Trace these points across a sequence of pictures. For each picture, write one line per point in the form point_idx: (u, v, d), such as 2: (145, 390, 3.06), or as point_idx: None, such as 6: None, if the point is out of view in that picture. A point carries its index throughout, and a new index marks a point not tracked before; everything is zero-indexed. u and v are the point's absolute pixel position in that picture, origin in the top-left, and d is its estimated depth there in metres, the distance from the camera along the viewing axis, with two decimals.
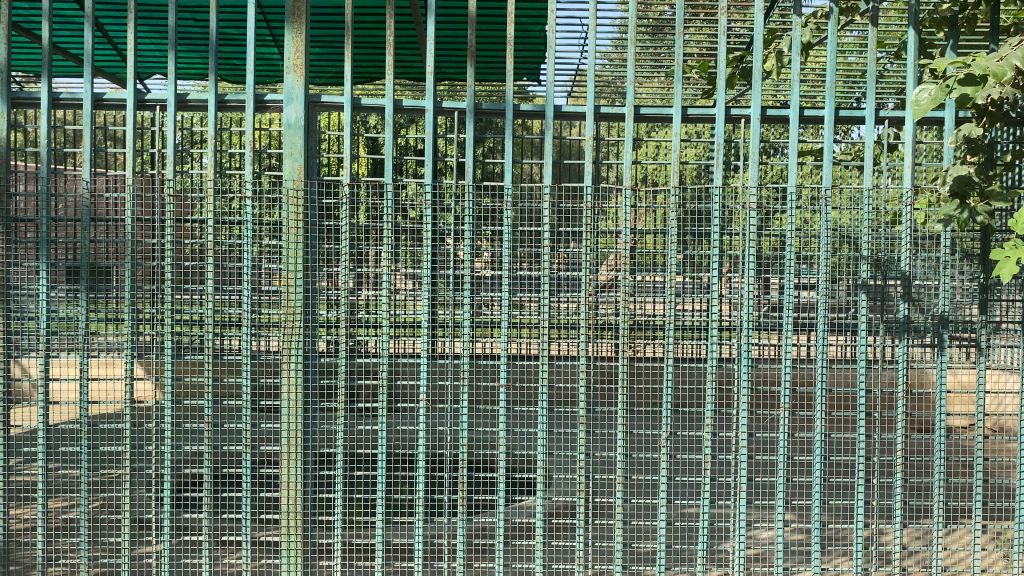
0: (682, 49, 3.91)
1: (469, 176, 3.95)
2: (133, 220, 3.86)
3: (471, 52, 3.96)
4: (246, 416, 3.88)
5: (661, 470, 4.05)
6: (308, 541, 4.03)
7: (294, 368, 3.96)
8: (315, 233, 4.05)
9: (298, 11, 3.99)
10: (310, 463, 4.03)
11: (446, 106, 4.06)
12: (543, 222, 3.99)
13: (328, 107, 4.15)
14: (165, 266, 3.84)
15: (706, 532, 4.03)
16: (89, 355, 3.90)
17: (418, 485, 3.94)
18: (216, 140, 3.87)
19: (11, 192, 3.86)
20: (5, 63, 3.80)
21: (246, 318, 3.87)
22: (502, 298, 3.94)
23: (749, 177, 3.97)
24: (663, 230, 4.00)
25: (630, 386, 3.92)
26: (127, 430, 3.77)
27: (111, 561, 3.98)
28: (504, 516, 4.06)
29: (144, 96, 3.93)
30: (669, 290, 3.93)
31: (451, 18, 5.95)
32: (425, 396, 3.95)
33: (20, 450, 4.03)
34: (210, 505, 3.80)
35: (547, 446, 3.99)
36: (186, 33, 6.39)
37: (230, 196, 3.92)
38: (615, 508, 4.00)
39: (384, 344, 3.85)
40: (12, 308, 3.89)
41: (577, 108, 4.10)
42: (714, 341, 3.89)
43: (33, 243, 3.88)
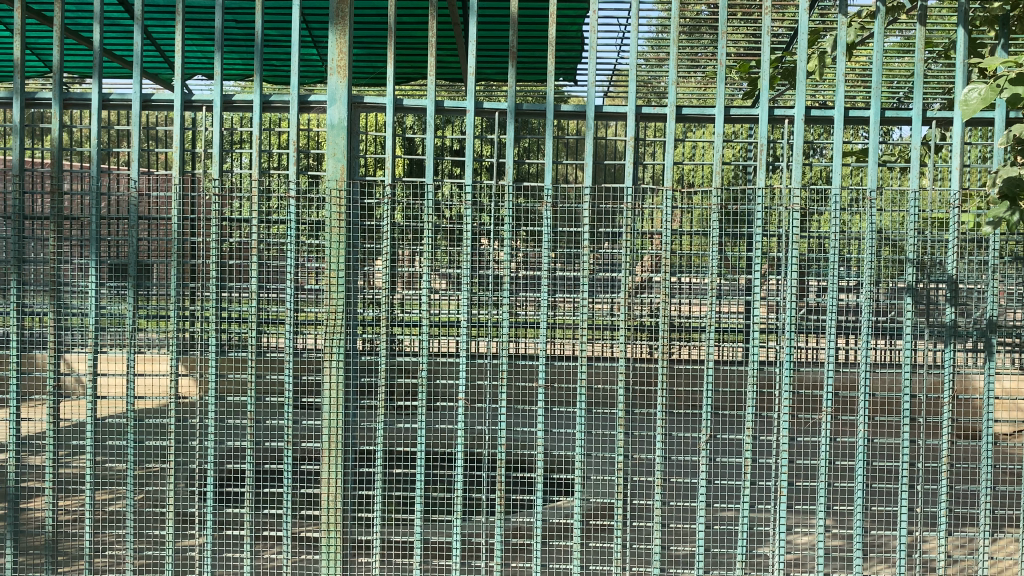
0: (725, 49, 3.82)
1: (510, 175, 3.93)
2: (180, 218, 3.94)
3: (511, 53, 3.88)
4: (288, 413, 3.91)
5: (701, 473, 3.99)
6: (348, 538, 4.06)
7: (336, 366, 3.99)
8: (357, 232, 4.07)
9: (342, 13, 4.03)
10: (351, 460, 4.07)
11: (486, 107, 4.05)
12: (583, 222, 3.97)
13: (370, 107, 4.19)
14: (210, 264, 3.90)
15: (746, 536, 3.98)
16: (135, 352, 3.97)
17: (456, 484, 3.93)
18: (260, 141, 3.90)
19: (62, 190, 3.88)
20: (56, 64, 3.86)
21: (289, 316, 3.92)
22: (541, 298, 3.93)
23: (793, 178, 3.89)
24: (705, 231, 3.95)
25: (669, 388, 3.88)
26: (172, 424, 3.82)
27: (154, 554, 4.03)
28: (541, 516, 4.03)
29: (192, 97, 3.98)
30: (710, 292, 3.88)
31: (493, 19, 5.98)
32: (464, 396, 3.95)
33: (67, 444, 4.09)
34: (252, 500, 3.84)
35: (584, 448, 3.97)
36: (232, 33, 6.47)
37: (274, 195, 3.95)
38: (653, 510, 3.96)
39: (422, 343, 3.87)
40: (62, 304, 3.95)
41: (616, 109, 4.07)
42: (755, 343, 3.84)
43: (83, 242, 3.95)
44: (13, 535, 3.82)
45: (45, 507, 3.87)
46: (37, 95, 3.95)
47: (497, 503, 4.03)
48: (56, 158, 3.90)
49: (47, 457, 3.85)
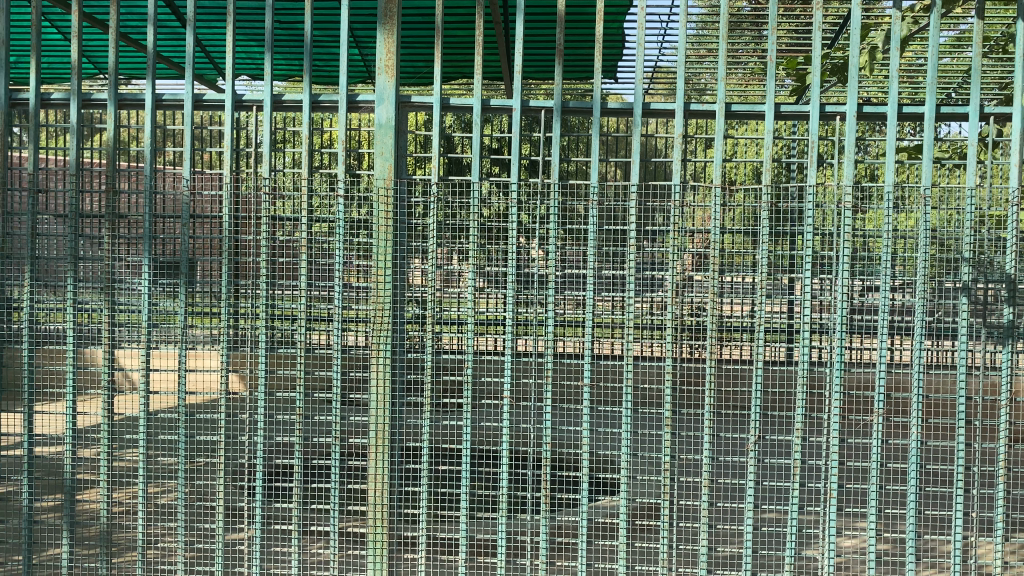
0: (774, 45, 3.77)
1: (556, 173, 3.91)
2: (231, 216, 4.00)
3: (557, 51, 3.85)
4: (336, 409, 3.94)
5: (749, 474, 3.94)
6: (394, 535, 4.09)
7: (382, 363, 4.02)
8: (403, 231, 4.09)
9: (390, 12, 4.05)
10: (397, 456, 4.09)
11: (533, 105, 4.04)
12: (629, 220, 3.94)
13: (418, 106, 4.21)
14: (261, 262, 3.96)
15: (795, 539, 3.92)
16: (187, 347, 4.04)
17: (501, 482, 3.93)
18: (309, 140, 3.94)
19: (118, 188, 3.96)
20: (112, 66, 3.94)
21: (337, 313, 3.95)
22: (587, 296, 3.92)
23: (845, 176, 3.82)
24: (754, 229, 3.89)
25: (717, 387, 3.84)
26: (223, 419, 3.88)
27: (205, 547, 4.09)
28: (587, 515, 4.01)
29: (243, 97, 4.04)
30: (759, 291, 3.82)
31: (540, 17, 5.99)
32: (509, 394, 3.95)
33: (122, 437, 4.17)
34: (300, 495, 3.88)
35: (630, 448, 3.94)
36: (282, 34, 6.55)
37: (323, 194, 3.99)
38: (700, 511, 3.91)
39: (468, 341, 3.88)
40: (117, 301, 4.04)
41: (664, 106, 4.03)
42: (804, 343, 3.78)
43: (138, 240, 4.03)
44: (70, 527, 3.90)
45: (100, 499, 3.95)
46: (93, 96, 4.04)
47: (542, 502, 4.01)
48: (111, 158, 3.97)
49: (102, 451, 3.93)
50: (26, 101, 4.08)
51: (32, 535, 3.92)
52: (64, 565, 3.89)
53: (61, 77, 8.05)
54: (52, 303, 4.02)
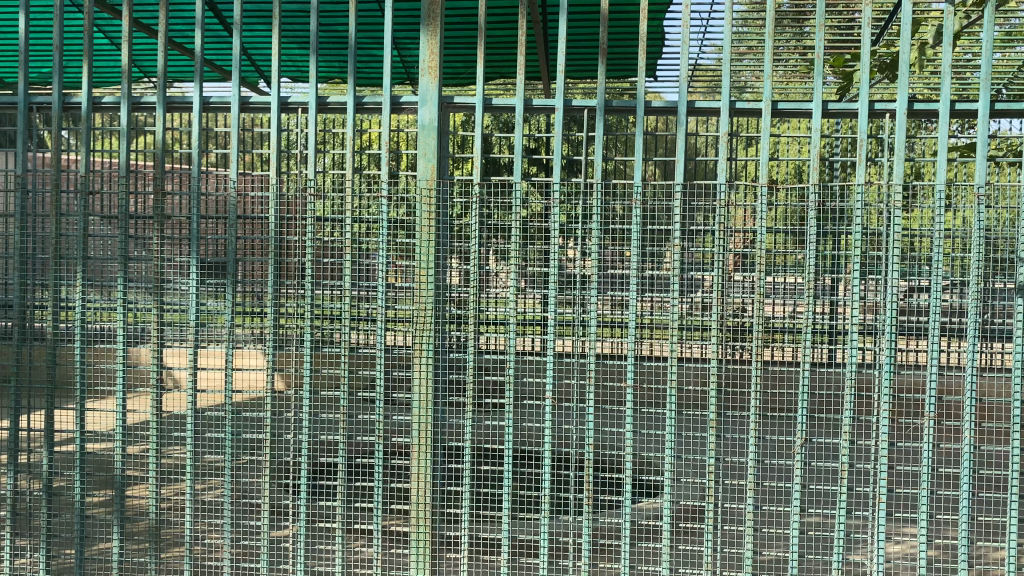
0: (822, 42, 3.70)
1: (599, 173, 3.89)
2: (276, 218, 4.03)
3: (601, 50, 3.82)
4: (379, 407, 3.96)
5: (795, 477, 3.87)
6: (437, 535, 4.10)
7: (425, 362, 4.03)
8: (446, 231, 4.09)
9: (433, 13, 4.06)
10: (440, 456, 4.10)
11: (577, 104, 4.02)
12: (674, 220, 3.90)
13: (460, 107, 4.22)
14: (306, 262, 3.99)
15: (842, 543, 3.85)
16: (233, 347, 4.08)
17: (543, 483, 3.91)
18: (353, 141, 3.96)
19: (166, 190, 4.02)
20: (161, 69, 4.01)
21: (380, 313, 3.97)
22: (630, 297, 3.89)
23: (896, 174, 3.74)
24: (801, 229, 3.83)
25: (763, 389, 3.79)
26: (268, 417, 3.92)
27: (250, 544, 4.13)
28: (630, 516, 3.97)
29: (288, 99, 4.07)
30: (806, 293, 3.76)
31: (583, 16, 5.96)
32: (551, 394, 3.94)
33: (169, 435, 4.24)
34: (344, 493, 3.91)
35: (674, 449, 3.90)
36: (327, 36, 6.60)
37: (366, 195, 4.00)
38: (745, 514, 3.86)
39: (510, 341, 3.87)
40: (166, 302, 4.09)
41: (708, 105, 3.98)
42: (853, 345, 3.71)
43: (185, 241, 4.08)
44: (120, 522, 3.96)
45: (150, 495, 4.01)
46: (142, 99, 4.11)
47: (585, 503, 3.99)
48: (160, 160, 4.03)
49: (150, 448, 4.00)
50: (78, 105, 4.16)
51: (83, 530, 3.99)
52: (114, 560, 3.97)
53: (111, 81, 8.20)
54: (102, 304, 4.09)
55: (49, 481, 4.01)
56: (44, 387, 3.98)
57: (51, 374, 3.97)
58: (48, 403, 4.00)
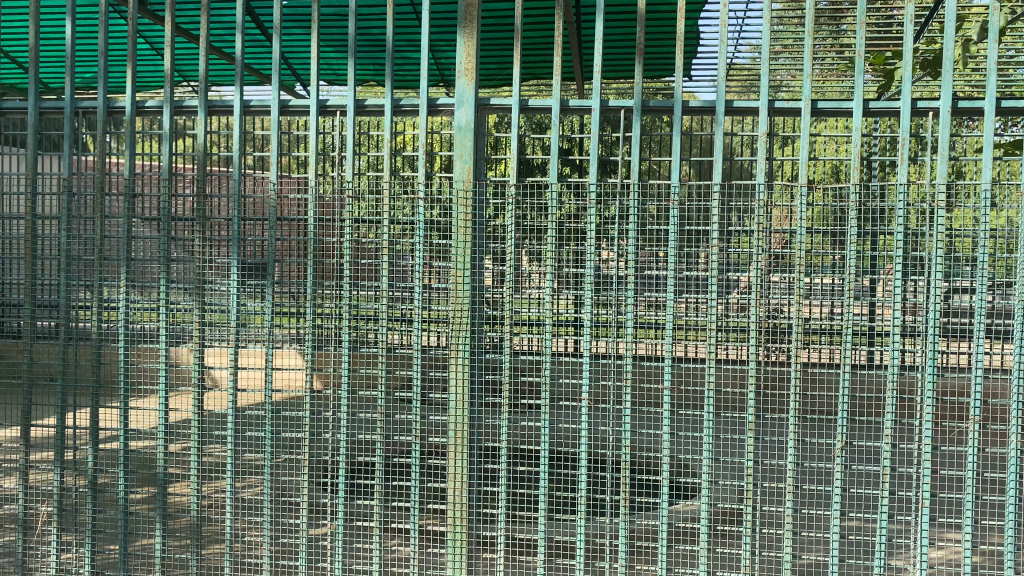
0: (863, 39, 3.64)
1: (636, 173, 3.87)
2: (315, 219, 4.08)
3: (637, 50, 3.76)
4: (416, 407, 3.99)
5: (835, 481, 3.82)
6: (474, 534, 4.11)
7: (461, 363, 4.04)
8: (482, 232, 4.11)
9: (470, 15, 4.08)
10: (477, 456, 4.12)
11: (613, 105, 4.00)
12: (712, 220, 3.87)
13: (498, 109, 4.23)
14: (344, 263, 4.03)
15: (884, 548, 3.79)
16: (273, 347, 4.13)
17: (579, 484, 3.90)
18: (390, 143, 3.99)
19: (207, 192, 4.09)
20: (203, 74, 4.07)
21: (417, 314, 4.00)
22: (667, 297, 3.86)
23: (939, 173, 3.67)
24: (842, 229, 3.77)
25: (802, 391, 3.74)
26: (306, 417, 3.97)
27: (289, 542, 4.17)
28: (668, 519, 3.94)
29: (327, 102, 4.12)
30: (847, 294, 3.71)
31: (621, 15, 5.94)
32: (588, 395, 3.93)
33: (210, 433, 4.31)
34: (381, 492, 3.93)
35: (712, 452, 3.87)
36: (365, 38, 6.66)
37: (403, 196, 4.03)
38: (784, 517, 3.82)
39: (546, 342, 3.87)
40: (208, 302, 4.15)
41: (747, 104, 3.95)
42: (895, 346, 3.65)
43: (226, 242, 4.14)
44: (162, 519, 4.04)
45: (191, 493, 4.07)
46: (184, 103, 4.18)
47: (622, 505, 3.97)
48: (202, 162, 4.10)
49: (192, 446, 4.07)
50: (122, 109, 4.25)
51: (127, 526, 4.07)
52: (157, 556, 4.04)
53: (156, 86, 8.35)
54: (146, 304, 4.17)
55: (94, 477, 4.09)
56: (89, 385, 4.06)
57: (96, 372, 4.05)
58: (93, 401, 4.09)
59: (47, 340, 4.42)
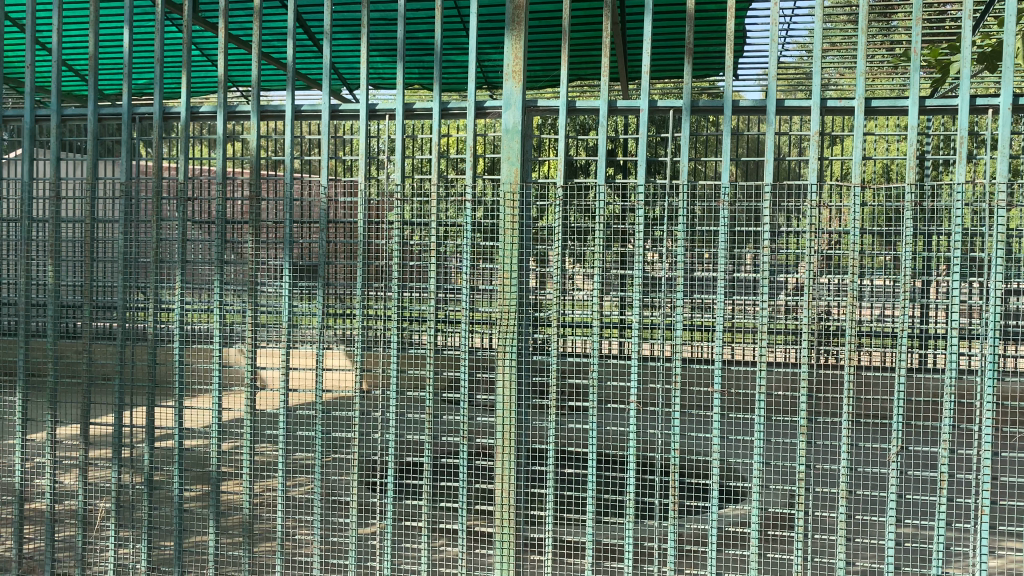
0: (919, 36, 3.56)
1: (684, 174, 3.84)
2: (364, 222, 4.11)
3: (686, 50, 3.71)
4: (464, 409, 4.01)
5: (891, 486, 3.73)
6: (522, 536, 4.11)
7: (508, 364, 4.05)
8: (529, 234, 4.11)
9: (517, 18, 4.08)
10: (524, 458, 4.11)
11: (662, 105, 3.97)
12: (763, 221, 3.82)
13: (545, 111, 4.23)
14: (392, 266, 4.06)
15: (942, 556, 3.69)
16: (322, 348, 4.18)
17: (627, 487, 3.87)
18: (438, 146, 4.01)
19: (259, 196, 4.15)
20: (255, 79, 4.14)
21: (464, 315, 4.01)
22: (717, 299, 3.82)
23: (1000, 173, 3.56)
24: (897, 230, 3.69)
25: (856, 395, 3.67)
26: (355, 417, 4.01)
27: (338, 541, 4.21)
28: (718, 523, 3.89)
29: (376, 106, 4.15)
30: (903, 296, 3.62)
31: (670, 14, 5.89)
32: (636, 398, 3.91)
33: (261, 433, 4.37)
34: (429, 493, 3.96)
35: (762, 456, 3.81)
36: (415, 41, 6.70)
37: (451, 199, 4.05)
38: (837, 523, 3.74)
39: (594, 344, 3.84)
40: (260, 304, 4.21)
41: (798, 104, 3.88)
42: (953, 349, 3.56)
43: (278, 244, 4.21)
44: (215, 516, 4.11)
45: (244, 490, 4.14)
46: (237, 108, 4.26)
47: (671, 508, 3.92)
48: (253, 166, 4.16)
49: (244, 445, 4.13)
50: (177, 115, 4.33)
51: (182, 523, 4.15)
52: (210, 553, 4.11)
53: (209, 91, 8.51)
54: (199, 305, 4.25)
55: (150, 475, 4.18)
56: (145, 385, 4.16)
57: (152, 373, 4.14)
58: (149, 400, 4.17)
59: (103, 341, 4.53)
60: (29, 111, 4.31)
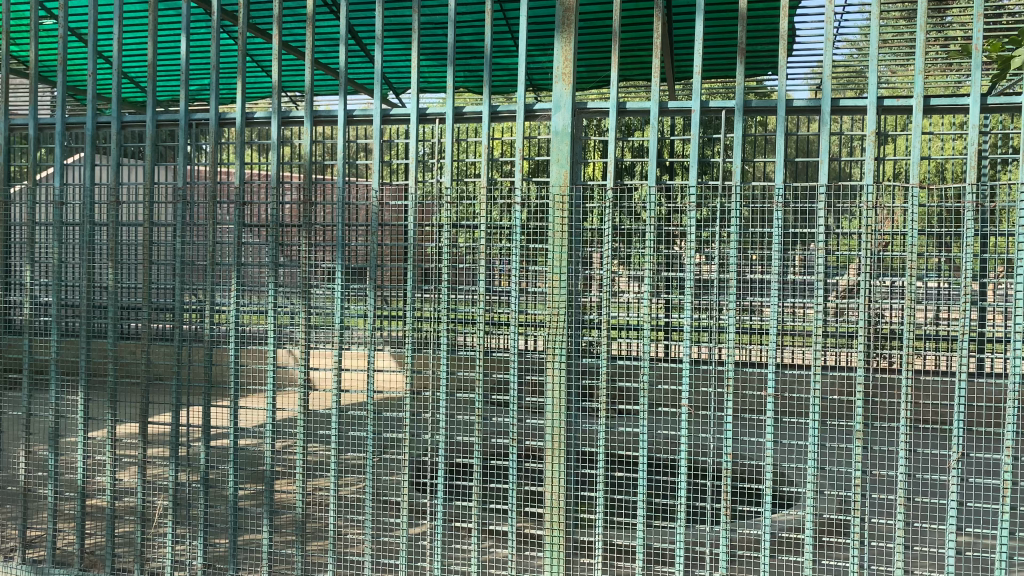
0: (981, 33, 3.47)
1: (736, 175, 3.79)
2: (414, 225, 4.15)
3: (738, 50, 3.67)
4: (513, 411, 4.02)
5: (951, 493, 3.64)
6: (572, 538, 4.10)
7: (558, 366, 4.05)
8: (579, 236, 4.11)
9: (567, 20, 4.08)
10: (574, 461, 4.11)
11: (713, 106, 3.93)
12: (817, 222, 3.76)
13: (595, 112, 4.21)
14: (442, 269, 4.09)
15: (1005, 566, 3.59)
16: (374, 350, 4.23)
17: (678, 491, 3.84)
18: (488, 149, 4.03)
19: (312, 199, 4.22)
20: (308, 84, 4.20)
21: (513, 317, 4.02)
22: (771, 302, 3.76)
23: None
24: (958, 231, 3.59)
25: (915, 401, 3.59)
26: (406, 418, 4.05)
27: (390, 540, 4.26)
28: (771, 529, 3.83)
29: (427, 110, 4.19)
30: (963, 299, 3.53)
31: (723, 13, 5.82)
32: (687, 402, 3.87)
33: (314, 433, 4.44)
34: (479, 494, 3.97)
35: (816, 461, 3.75)
36: (465, 44, 6.74)
37: (501, 201, 4.06)
38: (895, 530, 3.66)
39: (644, 347, 3.82)
40: (312, 305, 4.28)
41: (853, 103, 3.81)
42: (1016, 354, 3.46)
43: (330, 247, 4.27)
44: (270, 515, 4.18)
45: (297, 489, 4.21)
46: (290, 114, 4.32)
47: (722, 512, 3.87)
48: (307, 170, 4.23)
49: (297, 445, 4.20)
50: (232, 121, 4.42)
51: (236, 521, 4.23)
52: (265, 551, 4.19)
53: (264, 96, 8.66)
54: (254, 307, 4.33)
55: (207, 474, 4.27)
56: (202, 385, 4.25)
57: (209, 374, 4.23)
58: (206, 401, 4.26)
59: (162, 342, 4.65)
60: (91, 117, 4.45)
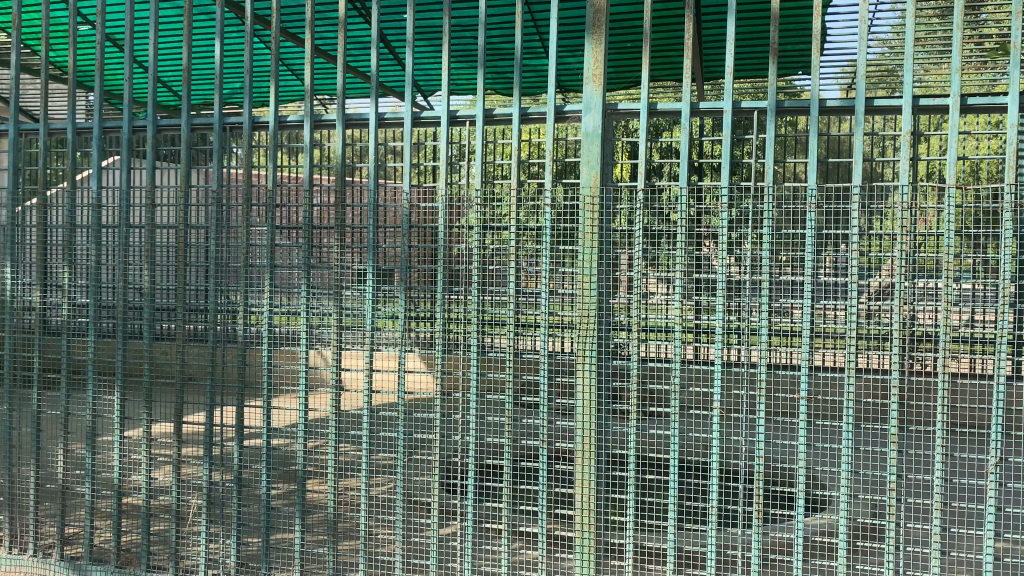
0: (1019, 30, 3.42)
1: (768, 175, 3.76)
2: (445, 226, 4.17)
3: (770, 50, 3.64)
4: (543, 412, 4.02)
5: (988, 498, 3.58)
6: (602, 541, 4.09)
7: (588, 368, 4.05)
8: (610, 238, 4.10)
9: (598, 22, 4.08)
10: (605, 463, 4.10)
11: (745, 106, 3.90)
12: (851, 223, 3.73)
13: (625, 113, 4.20)
14: (472, 270, 4.10)
15: None
16: (405, 351, 4.26)
17: (710, 494, 3.81)
18: (518, 151, 4.04)
19: (344, 202, 4.26)
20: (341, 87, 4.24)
21: (543, 319, 4.02)
22: (804, 304, 3.73)
23: None
24: (995, 231, 3.54)
25: (951, 404, 3.53)
26: (436, 418, 4.07)
27: (421, 541, 4.28)
28: (804, 532, 3.79)
29: (457, 112, 4.20)
30: (1001, 300, 3.48)
31: (756, 12, 5.78)
32: (719, 404, 3.84)
33: (346, 434, 4.48)
34: (509, 495, 3.97)
35: (850, 464, 3.70)
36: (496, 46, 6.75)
37: (531, 203, 4.07)
38: (931, 535, 3.61)
39: (675, 349, 3.79)
40: (344, 307, 4.31)
41: (888, 103, 3.77)
42: None
43: (362, 248, 4.30)
44: (302, 514, 4.22)
45: (330, 489, 4.24)
46: (323, 117, 4.36)
47: (754, 515, 3.84)
48: (339, 172, 4.27)
49: (329, 445, 4.24)
50: (265, 124, 4.47)
51: (269, 520, 4.28)
52: (297, 550, 4.23)
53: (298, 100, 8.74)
54: (286, 308, 4.38)
55: (240, 474, 4.32)
56: (236, 386, 4.31)
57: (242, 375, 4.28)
58: (240, 401, 4.31)
59: (196, 343, 4.71)
60: (128, 122, 4.52)
